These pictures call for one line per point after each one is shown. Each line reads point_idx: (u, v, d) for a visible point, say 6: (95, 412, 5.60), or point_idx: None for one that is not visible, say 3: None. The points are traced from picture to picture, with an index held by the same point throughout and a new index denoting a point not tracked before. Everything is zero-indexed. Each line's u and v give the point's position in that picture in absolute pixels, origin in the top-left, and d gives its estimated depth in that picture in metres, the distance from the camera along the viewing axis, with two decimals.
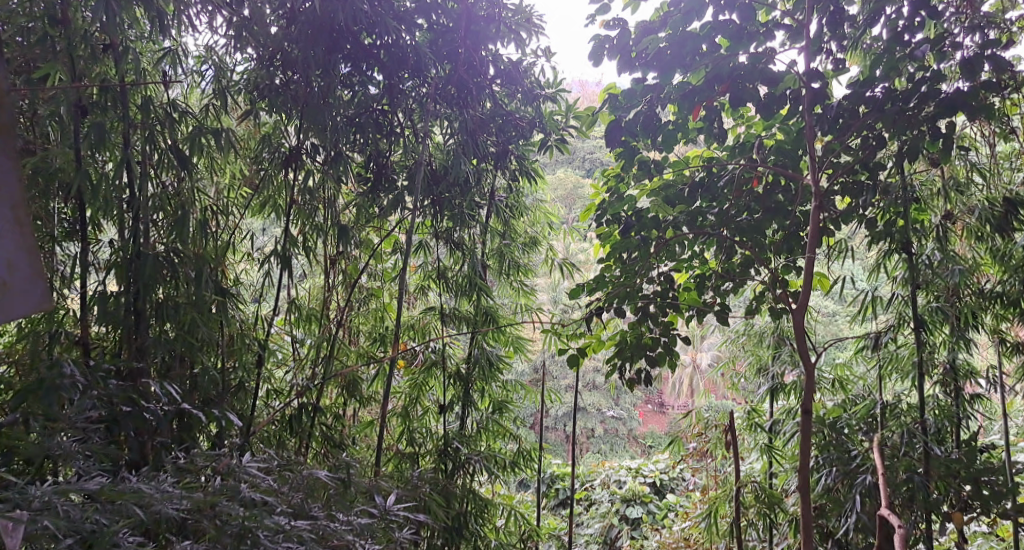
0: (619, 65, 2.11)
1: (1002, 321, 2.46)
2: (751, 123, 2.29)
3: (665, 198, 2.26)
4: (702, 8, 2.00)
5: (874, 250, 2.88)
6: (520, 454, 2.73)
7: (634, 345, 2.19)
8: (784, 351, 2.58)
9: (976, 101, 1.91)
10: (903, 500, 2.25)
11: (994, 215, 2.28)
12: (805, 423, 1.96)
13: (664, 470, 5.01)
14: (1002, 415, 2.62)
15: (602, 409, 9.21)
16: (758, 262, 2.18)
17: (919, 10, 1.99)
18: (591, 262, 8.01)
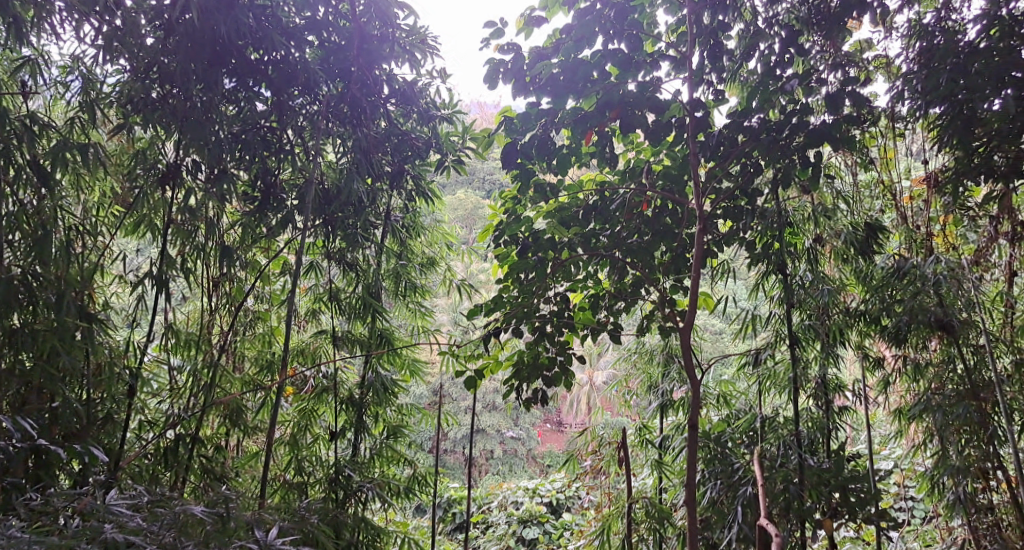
0: (514, 89, 2.14)
1: (867, 337, 2.64)
2: (640, 148, 2.36)
3: (560, 220, 2.29)
4: (592, 37, 2.07)
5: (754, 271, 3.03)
6: (415, 479, 2.68)
7: (531, 365, 2.20)
8: (673, 369, 2.66)
9: (840, 132, 2.08)
10: (781, 509, 2.35)
11: (857, 237, 2.50)
12: (692, 438, 2.03)
13: (560, 489, 5.04)
14: (870, 426, 2.80)
15: (501, 430, 9.24)
16: (648, 282, 2.24)
17: (789, 47, 2.14)
18: (489, 283, 8.11)
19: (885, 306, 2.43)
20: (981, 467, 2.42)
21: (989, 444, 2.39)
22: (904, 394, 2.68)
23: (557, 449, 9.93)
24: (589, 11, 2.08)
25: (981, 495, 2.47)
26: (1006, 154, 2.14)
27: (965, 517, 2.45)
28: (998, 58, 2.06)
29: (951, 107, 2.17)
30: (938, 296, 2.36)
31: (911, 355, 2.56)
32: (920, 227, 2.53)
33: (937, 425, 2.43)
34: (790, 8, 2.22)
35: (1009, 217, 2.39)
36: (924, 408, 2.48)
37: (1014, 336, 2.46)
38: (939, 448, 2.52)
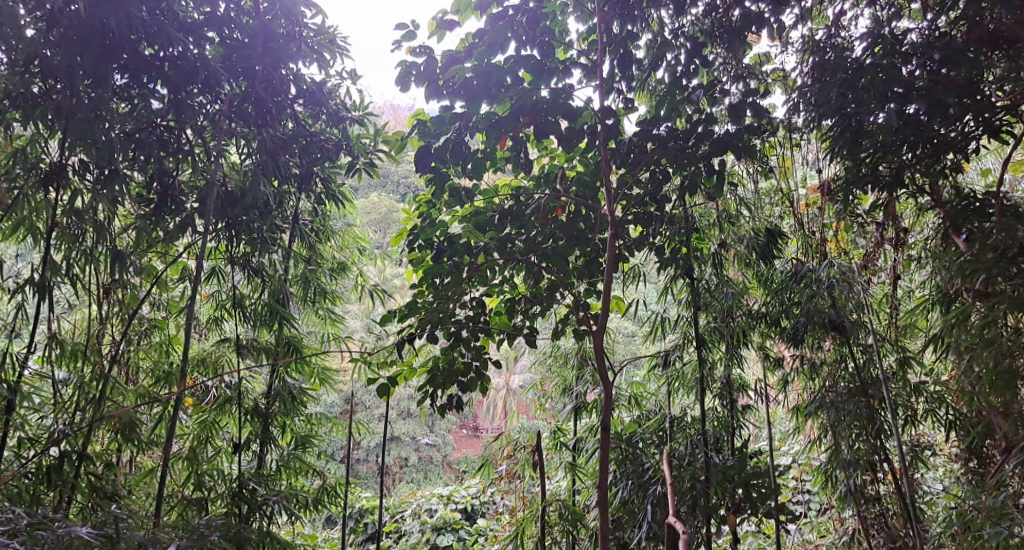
0: (427, 92, 2.13)
1: (767, 338, 2.75)
2: (554, 154, 2.37)
3: (474, 225, 2.28)
4: (505, 42, 2.08)
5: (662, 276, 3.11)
6: (324, 491, 2.62)
7: (446, 371, 2.19)
8: (587, 372, 2.69)
9: (741, 142, 2.17)
10: (688, 507, 2.42)
11: (758, 243, 2.61)
12: (603, 440, 2.08)
13: (474, 495, 5.03)
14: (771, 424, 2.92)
15: (416, 437, 9.16)
16: (562, 286, 2.26)
17: (695, 58, 2.22)
18: (404, 288, 8.04)
19: (784, 308, 2.59)
20: (870, 460, 2.56)
21: (876, 437, 2.53)
22: (802, 392, 2.80)
23: (473, 454, 9.93)
24: (501, 16, 2.08)
25: (871, 486, 2.61)
26: (891, 165, 2.31)
27: (855, 507, 2.58)
28: (880, 74, 2.18)
29: (841, 120, 2.28)
30: (832, 298, 2.49)
31: (808, 354, 2.68)
32: (815, 233, 2.67)
33: (831, 421, 2.56)
34: (694, 20, 2.30)
35: (893, 224, 2.57)
36: (818, 406, 2.61)
37: (898, 336, 2.62)
38: (832, 443, 2.65)
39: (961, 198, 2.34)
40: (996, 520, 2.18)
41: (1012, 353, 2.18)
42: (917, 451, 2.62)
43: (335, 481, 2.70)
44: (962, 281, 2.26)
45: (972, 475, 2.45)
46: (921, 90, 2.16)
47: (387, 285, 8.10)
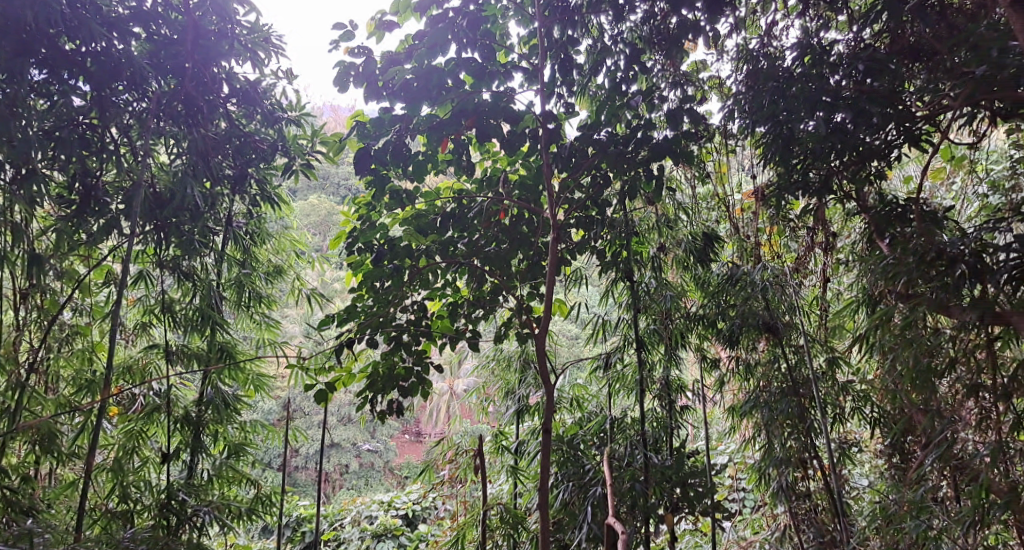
0: (366, 93, 2.08)
1: (704, 340, 2.81)
2: (496, 157, 2.34)
3: (416, 227, 2.24)
4: (446, 45, 2.06)
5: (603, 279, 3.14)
6: (258, 500, 2.57)
7: (386, 376, 2.15)
8: (529, 374, 2.69)
9: (678, 148, 2.22)
10: (628, 508, 2.43)
11: (696, 246, 2.68)
12: (545, 442, 2.08)
13: (415, 501, 4.99)
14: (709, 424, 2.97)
15: (357, 443, 9.04)
16: (505, 290, 2.26)
17: (634, 65, 2.26)
18: (344, 291, 7.95)
19: (720, 310, 2.65)
20: (801, 457, 2.64)
21: (806, 436, 2.61)
22: (738, 393, 2.87)
23: (416, 459, 9.86)
24: (441, 18, 2.06)
25: (802, 483, 2.69)
26: (819, 171, 2.38)
27: (787, 503, 2.66)
28: (810, 83, 2.26)
29: (773, 127, 2.36)
30: (765, 300, 2.56)
31: (743, 355, 2.75)
32: (749, 238, 2.76)
33: (764, 420, 2.64)
34: (633, 27, 2.34)
35: (822, 229, 2.66)
36: (753, 405, 2.68)
37: (828, 336, 2.71)
38: (765, 442, 2.72)
39: (884, 204, 2.44)
40: (918, 512, 2.30)
41: (930, 353, 2.27)
42: (845, 448, 2.72)
43: (270, 489, 2.64)
44: (885, 284, 2.34)
45: (896, 470, 2.56)
46: (847, 99, 2.23)
47: (327, 288, 7.99)
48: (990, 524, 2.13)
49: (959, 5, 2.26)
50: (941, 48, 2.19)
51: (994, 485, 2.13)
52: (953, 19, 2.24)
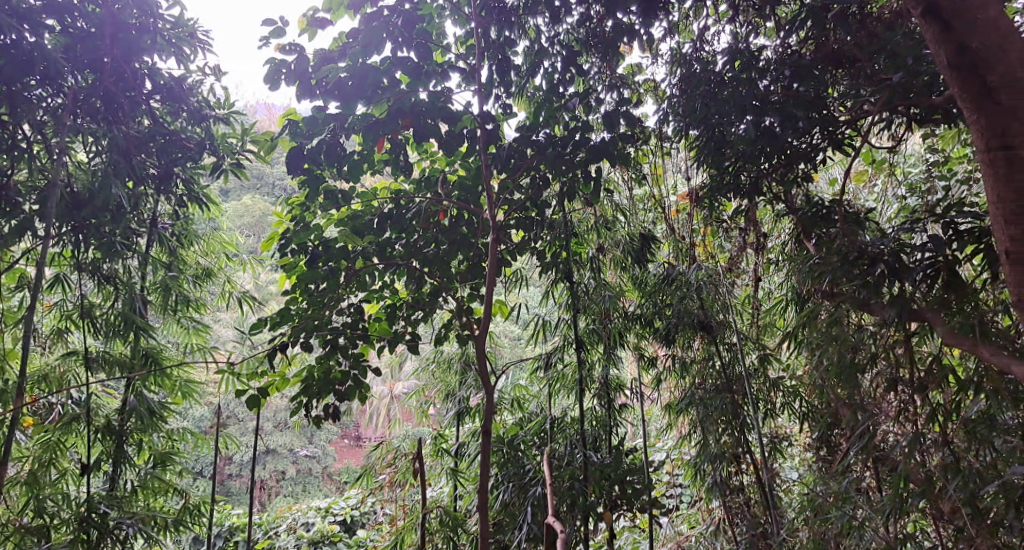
0: (298, 91, 2.03)
1: (642, 339, 2.85)
2: (435, 157, 2.32)
3: (352, 228, 2.21)
4: (380, 43, 2.03)
5: (543, 279, 3.15)
6: (186, 510, 2.49)
7: (321, 380, 2.10)
8: (469, 376, 2.68)
9: (615, 150, 2.27)
10: (567, 507, 2.44)
11: (633, 246, 2.75)
12: (485, 443, 2.07)
13: (353, 507, 4.92)
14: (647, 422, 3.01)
15: (294, 449, 8.87)
16: (445, 291, 2.24)
17: (570, 67, 2.28)
18: (279, 294, 7.80)
19: (657, 310, 2.72)
20: (734, 452, 2.71)
21: (739, 431, 2.69)
22: (674, 390, 2.91)
23: (355, 464, 9.73)
24: (375, 17, 2.04)
25: (735, 478, 2.76)
26: (750, 174, 2.46)
27: (722, 498, 2.73)
28: (740, 88, 2.32)
29: (705, 131, 2.44)
30: (700, 299, 2.66)
31: (678, 354, 2.80)
32: (685, 238, 2.87)
33: (699, 417, 2.71)
34: (569, 30, 2.35)
35: (754, 230, 2.73)
36: (688, 403, 2.75)
37: (759, 334, 2.81)
38: (700, 439, 2.79)
39: (810, 206, 2.53)
40: (843, 503, 2.38)
41: (853, 349, 2.37)
42: (775, 442, 2.80)
43: (199, 499, 2.56)
44: (811, 283, 2.43)
45: (823, 463, 2.64)
46: (776, 104, 2.34)
47: (263, 291, 7.82)
48: (908, 512, 2.24)
49: (878, 14, 2.34)
50: (862, 55, 2.29)
51: (912, 475, 2.23)
52: (871, 29, 2.32)
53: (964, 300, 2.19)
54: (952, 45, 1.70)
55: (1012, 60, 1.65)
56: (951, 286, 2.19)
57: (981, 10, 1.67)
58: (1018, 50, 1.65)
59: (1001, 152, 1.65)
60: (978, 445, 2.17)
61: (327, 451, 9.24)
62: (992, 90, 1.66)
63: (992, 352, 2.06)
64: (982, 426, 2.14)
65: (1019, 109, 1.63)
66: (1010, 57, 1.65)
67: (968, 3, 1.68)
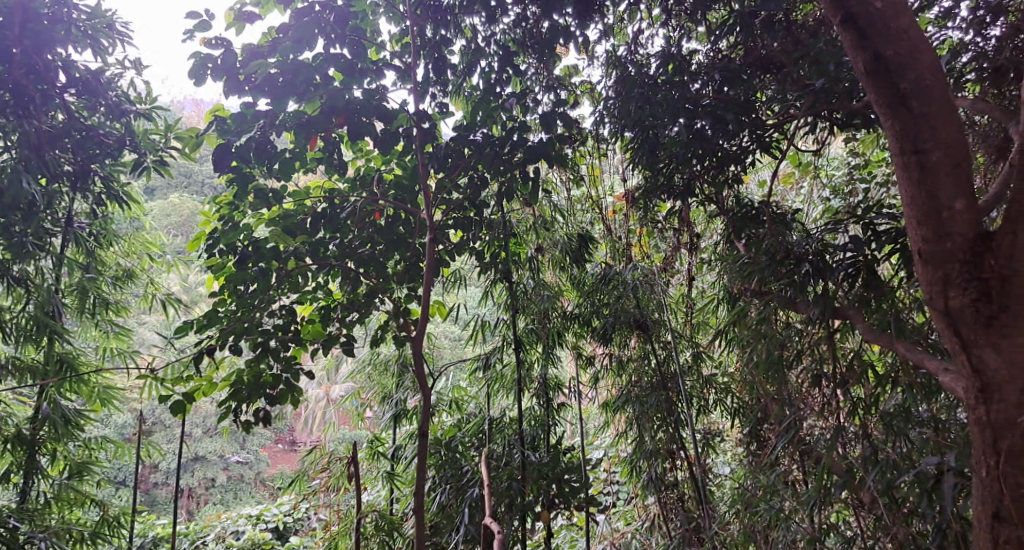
0: (226, 87, 1.96)
1: (580, 338, 2.88)
2: (370, 156, 2.27)
3: (284, 228, 2.14)
4: (312, 39, 1.99)
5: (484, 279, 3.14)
6: (105, 523, 2.40)
7: (251, 384, 2.04)
8: (407, 378, 2.65)
9: (553, 151, 2.27)
10: (505, 507, 2.44)
11: (571, 247, 2.78)
12: (422, 445, 2.06)
13: (287, 513, 4.82)
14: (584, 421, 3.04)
15: (225, 455, 8.63)
16: (382, 292, 2.21)
17: (507, 67, 2.29)
18: (208, 296, 7.59)
19: (595, 309, 2.77)
20: (669, 449, 2.77)
21: (674, 428, 2.75)
22: (612, 388, 2.95)
23: (289, 468, 9.57)
24: (306, 12, 2.00)
25: (669, 474, 2.82)
26: (683, 175, 2.56)
27: (657, 494, 2.79)
28: (673, 91, 2.42)
29: (640, 132, 2.54)
30: (636, 298, 2.72)
31: (615, 351, 2.87)
32: (621, 238, 2.94)
33: (635, 414, 2.77)
34: (505, 30, 2.36)
35: (687, 230, 2.79)
36: (625, 400, 2.81)
37: (693, 332, 2.90)
38: (637, 436, 2.85)
39: (741, 207, 2.62)
40: (771, 496, 2.47)
41: (781, 345, 2.49)
42: (708, 438, 2.87)
43: (120, 510, 2.47)
44: (741, 283, 2.54)
45: (753, 457, 2.71)
46: (706, 107, 2.41)
47: (191, 293, 7.60)
48: (830, 503, 2.31)
49: (802, 21, 2.44)
50: (788, 60, 2.37)
51: (833, 466, 2.31)
52: (796, 35, 2.40)
53: (882, 298, 2.32)
54: (869, 53, 1.77)
55: (923, 68, 1.74)
56: (871, 286, 2.31)
57: (895, 19, 1.74)
58: (928, 57, 1.74)
59: (913, 157, 1.76)
60: (896, 437, 2.29)
61: (263, 456, 8.99)
62: (905, 96, 1.75)
63: (906, 348, 2.13)
64: (898, 418, 2.27)
65: (929, 115, 1.73)
66: (922, 65, 1.74)
67: (883, 12, 1.75)
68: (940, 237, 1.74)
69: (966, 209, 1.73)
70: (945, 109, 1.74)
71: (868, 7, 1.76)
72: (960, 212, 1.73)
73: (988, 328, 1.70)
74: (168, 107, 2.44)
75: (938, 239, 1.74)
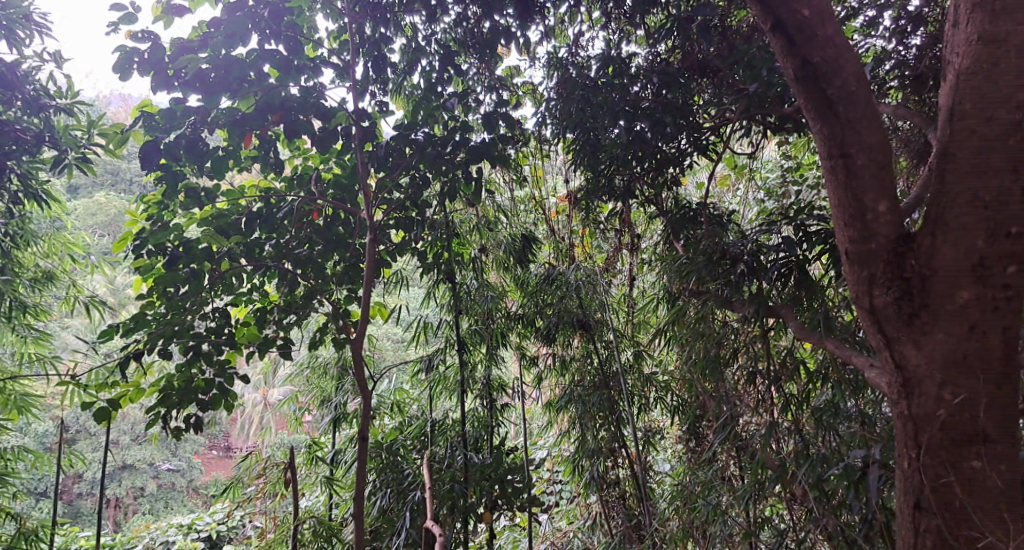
0: (154, 82, 1.91)
1: (524, 339, 2.89)
2: (308, 155, 2.24)
3: (217, 228, 2.07)
4: (246, 34, 1.94)
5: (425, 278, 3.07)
6: (24, 535, 2.30)
7: (182, 389, 1.98)
8: (346, 381, 2.62)
9: (495, 151, 2.26)
10: (447, 510, 2.42)
11: (515, 247, 2.77)
12: (362, 448, 2.03)
13: (220, 521, 4.69)
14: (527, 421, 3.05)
15: (157, 462, 8.35)
16: (320, 294, 2.17)
17: (448, 67, 2.28)
18: (138, 299, 7.34)
19: (539, 310, 2.78)
20: (610, 447, 2.82)
21: (616, 426, 2.80)
22: (555, 388, 2.97)
23: (224, 474, 9.35)
24: (239, 7, 1.95)
25: (611, 472, 2.86)
26: (623, 177, 2.63)
27: (599, 492, 2.84)
28: (613, 93, 2.51)
29: (581, 134, 2.60)
30: (579, 298, 2.75)
31: (559, 351, 2.89)
32: (564, 239, 2.97)
33: (578, 413, 2.80)
34: (446, 30, 2.36)
35: (629, 231, 2.88)
36: (568, 400, 2.83)
37: (634, 331, 2.95)
38: (579, 435, 2.88)
39: (680, 208, 2.70)
40: (708, 491, 2.57)
41: (718, 343, 2.58)
42: (649, 436, 2.91)
43: (39, 522, 2.37)
44: (679, 282, 2.60)
45: (692, 454, 2.76)
46: (645, 110, 2.50)
47: (120, 295, 7.34)
48: (765, 496, 2.42)
49: (737, 27, 2.53)
50: (722, 66, 2.50)
51: (768, 462, 2.45)
52: (730, 40, 2.50)
53: (812, 296, 2.41)
54: (798, 59, 1.86)
55: (848, 75, 1.83)
56: (802, 285, 2.40)
57: (820, 27, 1.84)
58: (852, 64, 1.83)
59: (840, 160, 1.85)
60: (825, 432, 2.43)
61: (195, 462, 8.73)
62: (831, 102, 1.84)
63: (836, 345, 2.19)
64: (827, 414, 2.43)
65: (854, 120, 1.83)
66: (846, 72, 1.83)
67: (810, 20, 1.84)
68: (865, 238, 1.84)
69: (889, 211, 1.83)
70: (869, 114, 1.84)
71: (795, 15, 1.84)
72: (884, 213, 1.83)
73: (910, 327, 1.78)
74: (91, 102, 2.36)
75: (863, 239, 1.84)
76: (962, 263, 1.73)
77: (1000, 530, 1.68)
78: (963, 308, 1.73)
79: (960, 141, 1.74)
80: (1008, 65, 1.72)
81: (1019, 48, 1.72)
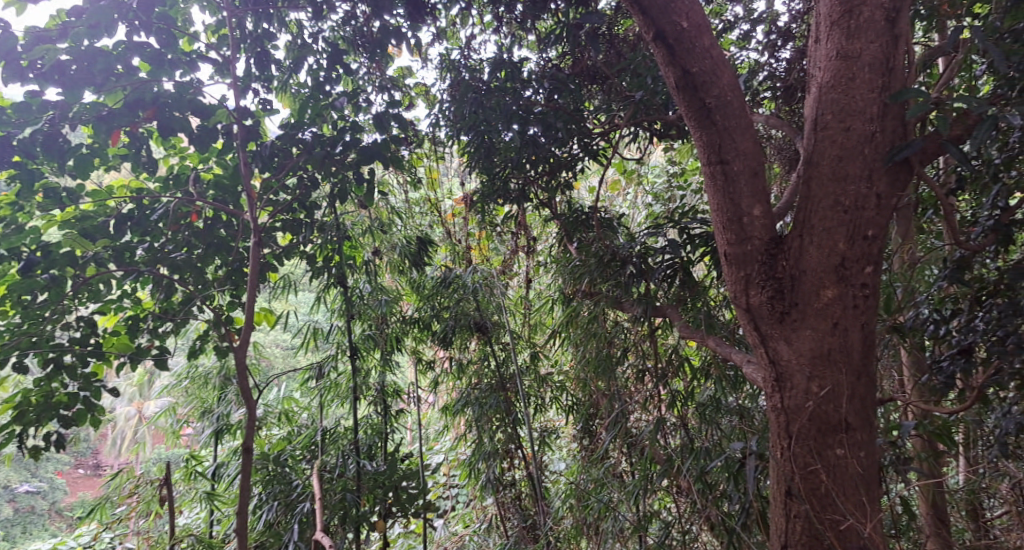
0: (5, 74, 1.75)
1: (419, 343, 2.86)
2: (185, 154, 2.12)
3: (81, 231, 1.94)
4: (112, 24, 1.84)
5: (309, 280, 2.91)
6: None
7: (40, 405, 1.84)
8: (230, 391, 2.52)
9: (388, 152, 2.22)
10: (338, 520, 2.36)
11: (411, 250, 2.72)
12: (246, 461, 1.94)
13: (83, 546, 4.38)
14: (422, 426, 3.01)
15: (18, 485, 7.75)
16: (200, 299, 2.07)
17: (336, 66, 2.22)
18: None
19: (435, 312, 2.77)
20: (507, 448, 2.85)
21: (512, 427, 2.83)
22: (451, 391, 2.97)
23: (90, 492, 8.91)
24: None
25: (507, 473, 2.90)
26: (518, 180, 2.69)
27: (495, 494, 2.86)
28: (505, 97, 2.55)
29: (475, 136, 2.61)
30: (476, 301, 2.77)
31: (455, 355, 2.90)
32: (460, 241, 2.98)
33: (475, 416, 2.81)
34: (334, 27, 2.30)
35: (524, 234, 2.97)
36: (464, 403, 2.84)
37: (531, 332, 3.00)
38: (476, 437, 2.89)
39: (572, 212, 2.77)
40: (601, 489, 2.65)
41: (609, 343, 2.68)
42: (545, 435, 2.95)
43: None
44: (574, 284, 2.71)
45: (585, 452, 2.83)
46: (538, 114, 2.60)
47: None
48: (652, 490, 2.54)
49: (623, 35, 2.66)
50: (610, 73, 2.62)
51: (656, 456, 2.57)
52: (619, 48, 2.65)
53: (696, 296, 2.54)
54: (678, 69, 2.03)
55: (723, 86, 2.03)
56: (686, 286, 2.54)
57: (697, 39, 2.02)
58: (726, 76, 2.03)
59: (719, 167, 2.06)
60: (708, 426, 2.57)
61: (56, 484, 8.41)
62: (710, 111, 2.03)
63: (717, 343, 2.30)
64: (710, 409, 2.57)
65: (729, 128, 2.03)
66: (722, 83, 2.02)
67: (688, 32, 2.01)
68: (742, 240, 2.05)
69: (762, 215, 2.05)
70: (742, 123, 2.04)
71: (675, 27, 2.01)
72: (758, 216, 2.05)
73: (781, 324, 2.01)
74: None
75: (740, 242, 2.05)
76: (825, 263, 1.96)
77: (857, 510, 1.91)
78: (826, 305, 1.96)
79: (823, 149, 2.00)
80: (861, 81, 1.97)
81: (870, 65, 1.97)
